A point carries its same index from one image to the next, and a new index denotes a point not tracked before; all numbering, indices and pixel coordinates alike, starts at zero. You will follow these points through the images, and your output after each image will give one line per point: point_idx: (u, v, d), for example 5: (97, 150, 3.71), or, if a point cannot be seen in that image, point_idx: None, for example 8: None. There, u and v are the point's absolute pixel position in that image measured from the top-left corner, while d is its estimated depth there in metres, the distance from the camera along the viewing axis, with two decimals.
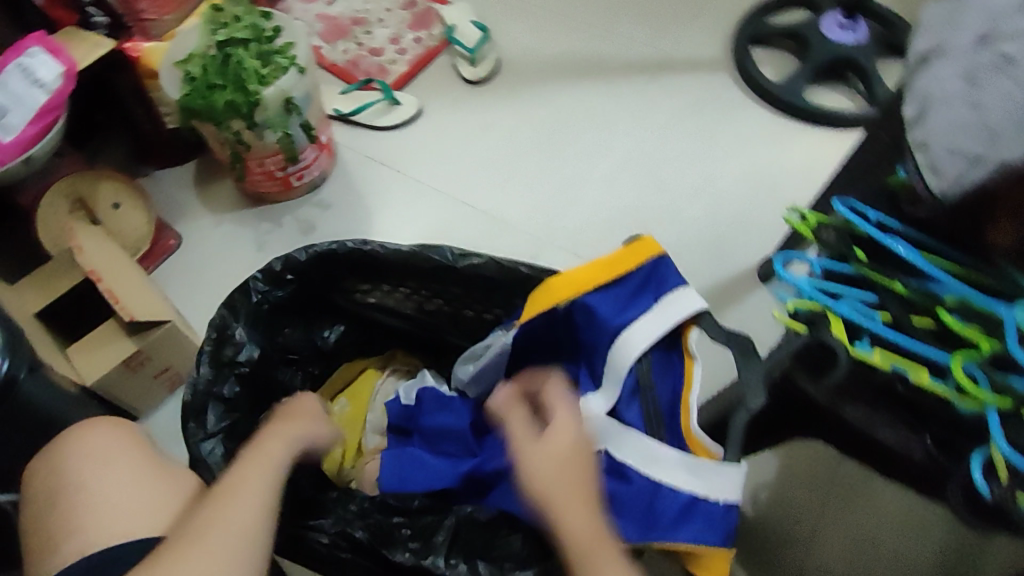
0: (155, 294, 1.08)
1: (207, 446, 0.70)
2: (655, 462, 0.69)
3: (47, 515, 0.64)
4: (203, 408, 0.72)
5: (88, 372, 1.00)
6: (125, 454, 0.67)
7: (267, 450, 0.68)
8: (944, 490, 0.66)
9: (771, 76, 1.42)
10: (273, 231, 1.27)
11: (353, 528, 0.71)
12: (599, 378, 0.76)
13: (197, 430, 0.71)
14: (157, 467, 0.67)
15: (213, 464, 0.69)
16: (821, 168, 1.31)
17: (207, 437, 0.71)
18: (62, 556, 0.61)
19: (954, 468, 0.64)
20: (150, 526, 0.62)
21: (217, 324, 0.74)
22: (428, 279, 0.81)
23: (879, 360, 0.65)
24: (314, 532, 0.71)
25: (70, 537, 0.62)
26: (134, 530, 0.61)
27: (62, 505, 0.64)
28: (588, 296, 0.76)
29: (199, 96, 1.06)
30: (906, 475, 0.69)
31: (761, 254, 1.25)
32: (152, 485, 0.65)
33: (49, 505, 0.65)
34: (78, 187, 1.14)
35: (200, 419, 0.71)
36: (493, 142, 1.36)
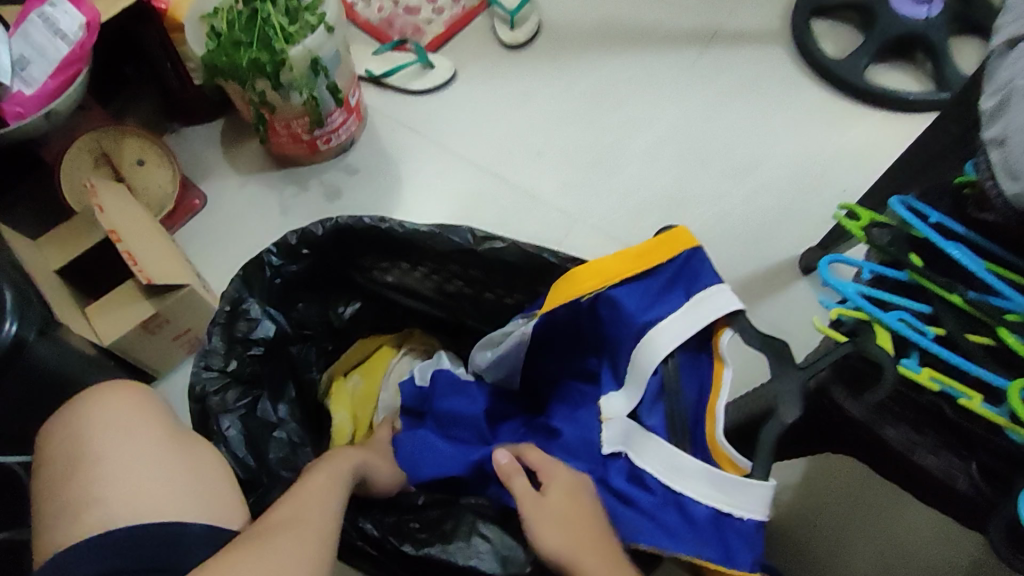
0: (175, 257, 1.07)
1: (226, 423, 0.67)
2: (674, 470, 0.65)
3: (63, 487, 0.60)
4: (223, 385, 0.69)
5: (106, 332, 0.99)
6: (147, 426, 0.64)
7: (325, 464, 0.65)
8: (987, 525, 0.59)
9: (832, 52, 1.32)
10: (298, 195, 1.24)
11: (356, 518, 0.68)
12: (621, 378, 0.71)
13: (217, 405, 0.68)
14: (180, 439, 0.63)
15: (233, 442, 0.67)
16: (879, 154, 1.22)
17: (227, 414, 0.68)
18: (82, 528, 0.57)
19: (1002, 502, 0.57)
20: (174, 497, 0.58)
21: (231, 297, 0.71)
22: (448, 261, 0.77)
23: (925, 378, 0.58)
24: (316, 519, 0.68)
25: (89, 510, 0.58)
26: (160, 502, 0.57)
27: (78, 477, 0.60)
28: (615, 289, 0.70)
29: (224, 53, 1.02)
30: (946, 504, 0.63)
31: (808, 243, 1.17)
32: (175, 461, 0.61)
33: (65, 474, 0.61)
34: (101, 143, 1.13)
35: (222, 395, 0.68)
36: (529, 111, 1.30)
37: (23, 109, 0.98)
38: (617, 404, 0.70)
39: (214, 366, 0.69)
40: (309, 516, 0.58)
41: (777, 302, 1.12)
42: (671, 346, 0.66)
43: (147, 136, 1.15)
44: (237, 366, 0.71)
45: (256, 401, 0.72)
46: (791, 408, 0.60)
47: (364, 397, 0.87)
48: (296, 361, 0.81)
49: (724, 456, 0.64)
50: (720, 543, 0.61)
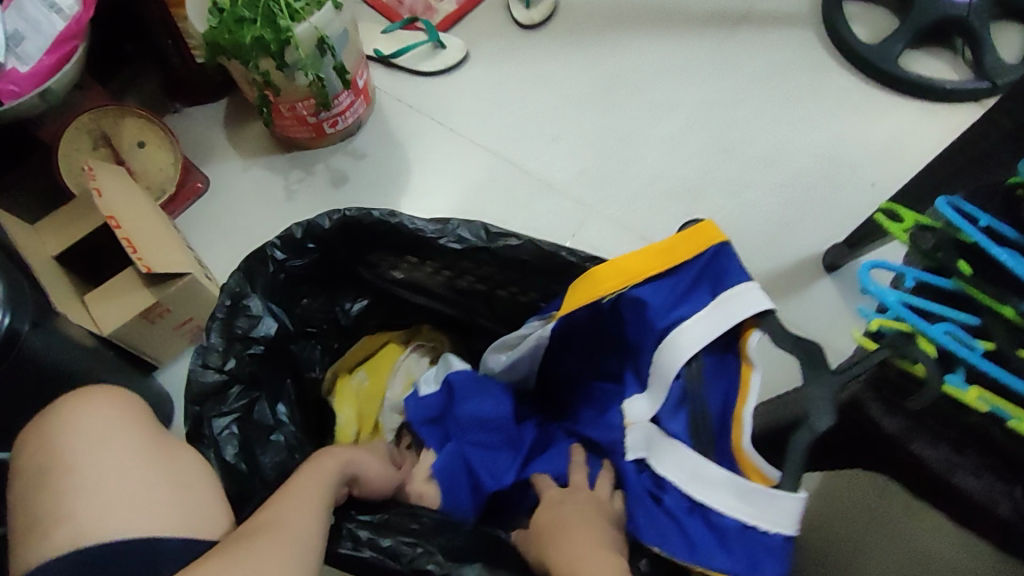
0: (176, 244, 1.03)
1: (219, 424, 0.65)
2: (695, 477, 0.59)
3: (35, 497, 0.57)
4: (222, 385, 0.66)
5: (104, 322, 0.96)
6: (131, 434, 0.60)
7: (321, 462, 0.64)
8: None
9: (863, 38, 1.26)
10: (303, 179, 1.19)
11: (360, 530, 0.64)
12: (645, 380, 0.66)
13: (214, 405, 0.66)
14: (160, 449, 0.60)
15: (223, 444, 0.64)
16: (911, 145, 1.17)
17: (224, 415, 0.65)
18: (51, 546, 0.54)
19: None
20: (155, 519, 0.55)
21: (232, 291, 0.68)
22: (460, 258, 0.73)
23: (974, 398, 0.51)
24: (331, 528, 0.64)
25: (61, 525, 0.55)
26: (138, 523, 0.55)
27: (56, 484, 0.57)
28: (637, 288, 0.65)
29: (227, 31, 0.98)
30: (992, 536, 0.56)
31: (833, 239, 1.12)
32: (157, 474, 0.58)
33: (41, 482, 0.58)
34: (100, 124, 1.09)
35: (218, 396, 0.66)
36: (545, 95, 1.25)
37: (19, 87, 0.94)
38: (641, 407, 0.64)
39: (212, 365, 0.66)
40: (298, 517, 0.56)
41: (800, 300, 1.08)
42: (695, 347, 0.62)
43: (148, 116, 1.11)
44: (235, 364, 0.67)
45: (255, 401, 0.69)
46: (823, 415, 0.55)
47: (369, 394, 0.83)
48: (300, 362, 0.78)
49: (750, 465, 0.59)
50: (744, 556, 0.55)
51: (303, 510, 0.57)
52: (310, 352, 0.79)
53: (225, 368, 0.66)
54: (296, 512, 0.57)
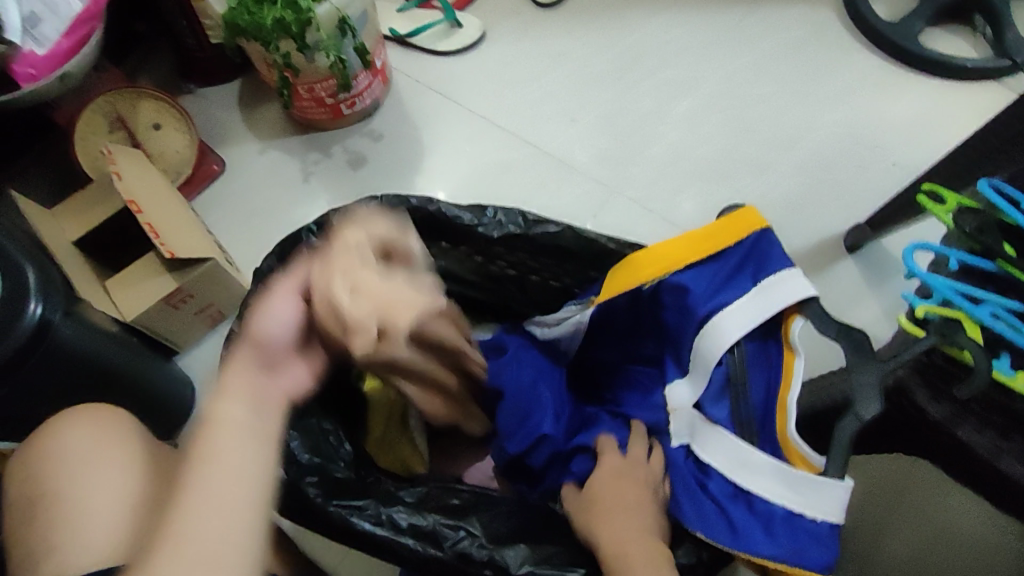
0: (196, 226, 1.02)
1: None
2: (740, 464, 0.59)
3: (26, 527, 0.62)
4: None
5: (128, 308, 0.95)
6: (113, 456, 0.64)
7: (228, 400, 0.50)
8: None
9: (884, 15, 1.25)
10: (321, 161, 1.18)
11: (398, 514, 0.64)
12: (685, 366, 0.67)
13: None
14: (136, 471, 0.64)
15: None
16: (931, 124, 1.17)
17: None
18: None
19: None
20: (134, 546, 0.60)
21: (263, 276, 0.70)
22: (496, 245, 0.74)
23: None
24: (355, 513, 0.63)
25: (49, 555, 0.59)
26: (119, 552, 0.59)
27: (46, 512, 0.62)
28: (678, 274, 0.66)
29: (246, 11, 0.97)
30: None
31: (855, 219, 1.12)
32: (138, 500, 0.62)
33: (35, 510, 0.62)
34: (117, 107, 1.08)
35: None
36: (563, 74, 1.23)
37: (37, 70, 0.93)
38: (683, 394, 0.66)
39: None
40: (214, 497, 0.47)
41: (822, 280, 1.09)
42: (738, 334, 0.62)
43: (165, 98, 1.10)
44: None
45: None
46: (869, 402, 0.57)
47: None
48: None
49: (795, 452, 0.59)
50: (791, 541, 0.56)
51: (223, 489, 0.47)
52: None
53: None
54: (215, 488, 0.47)
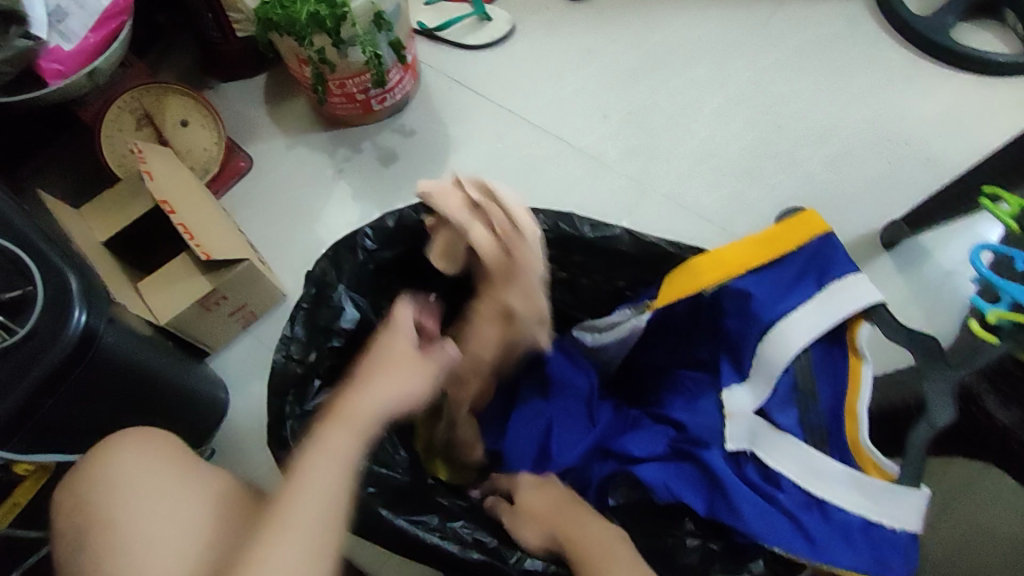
0: (227, 227, 1.00)
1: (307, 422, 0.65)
2: (812, 473, 0.60)
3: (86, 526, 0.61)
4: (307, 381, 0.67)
5: (162, 310, 0.94)
6: (168, 478, 0.63)
7: (326, 453, 0.56)
8: None
9: (915, 9, 1.24)
10: (350, 158, 1.17)
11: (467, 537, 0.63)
12: (746, 371, 0.66)
13: (298, 395, 0.67)
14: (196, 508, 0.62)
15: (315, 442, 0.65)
16: (965, 119, 1.16)
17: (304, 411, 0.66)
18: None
19: None
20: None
21: (316, 280, 0.69)
22: (551, 248, 0.73)
23: None
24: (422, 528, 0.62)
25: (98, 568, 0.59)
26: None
27: (96, 538, 0.60)
28: (739, 280, 0.66)
29: (279, 6, 0.95)
30: None
31: (889, 215, 1.12)
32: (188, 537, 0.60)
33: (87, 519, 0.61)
34: (143, 103, 1.06)
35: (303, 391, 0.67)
36: (593, 69, 1.22)
37: (64, 66, 0.91)
38: (742, 399, 0.65)
39: (295, 356, 0.67)
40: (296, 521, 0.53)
41: None
42: (805, 341, 0.62)
43: (191, 95, 1.08)
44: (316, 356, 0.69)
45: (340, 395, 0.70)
46: (943, 410, 0.57)
47: None
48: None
49: (869, 461, 0.60)
50: (870, 550, 0.56)
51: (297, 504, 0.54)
52: None
53: (307, 360, 0.68)
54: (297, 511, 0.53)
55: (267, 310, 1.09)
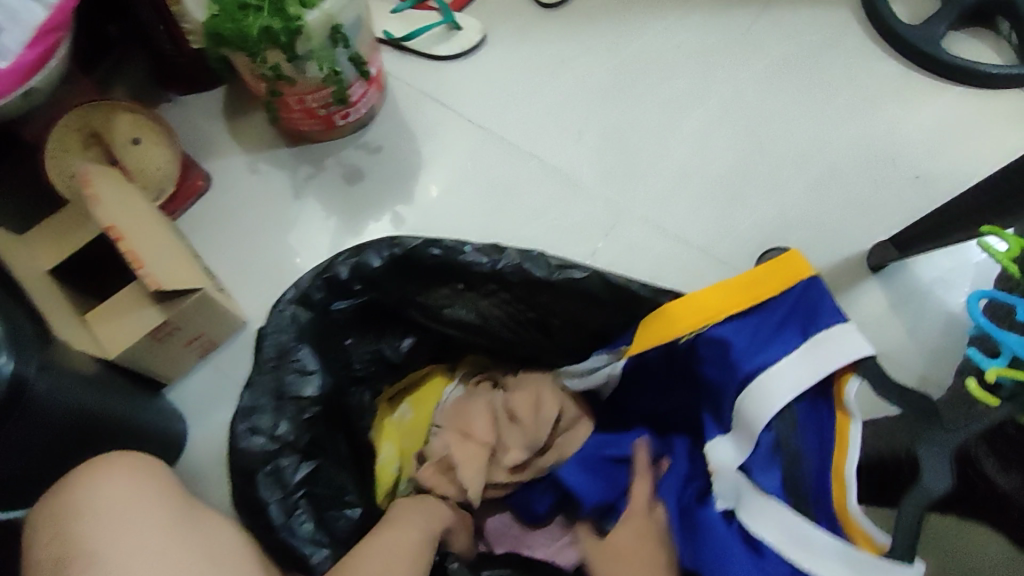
0: (182, 254, 0.94)
1: (281, 507, 0.60)
2: (800, 541, 0.55)
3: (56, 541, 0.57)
4: (276, 461, 0.61)
5: (111, 344, 0.87)
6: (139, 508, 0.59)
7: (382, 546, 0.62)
8: None
9: (904, 17, 1.19)
10: (315, 176, 1.11)
11: None
12: (728, 423, 0.62)
13: (268, 478, 0.61)
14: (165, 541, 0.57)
15: (298, 534, 0.60)
16: (953, 134, 1.12)
17: (282, 499, 0.60)
18: None
19: None
20: None
21: (276, 344, 0.62)
22: (519, 291, 0.69)
23: None
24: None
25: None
26: None
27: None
28: (717, 329, 0.61)
29: (230, 19, 0.89)
30: None
31: (878, 235, 1.08)
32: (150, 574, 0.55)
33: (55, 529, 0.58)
34: (90, 120, 0.99)
35: (275, 473, 0.61)
36: (569, 82, 1.17)
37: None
38: (726, 454, 0.61)
39: (263, 432, 0.61)
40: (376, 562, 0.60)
41: (844, 302, 1.05)
42: (787, 397, 0.57)
43: (143, 111, 1.01)
44: (288, 429, 0.62)
45: (317, 469, 0.64)
46: (938, 478, 0.52)
47: (413, 428, 0.80)
48: (351, 411, 0.72)
49: (857, 528, 0.56)
50: None
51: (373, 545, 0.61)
52: (359, 398, 0.73)
53: (277, 434, 0.61)
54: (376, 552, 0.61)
55: (229, 339, 1.03)
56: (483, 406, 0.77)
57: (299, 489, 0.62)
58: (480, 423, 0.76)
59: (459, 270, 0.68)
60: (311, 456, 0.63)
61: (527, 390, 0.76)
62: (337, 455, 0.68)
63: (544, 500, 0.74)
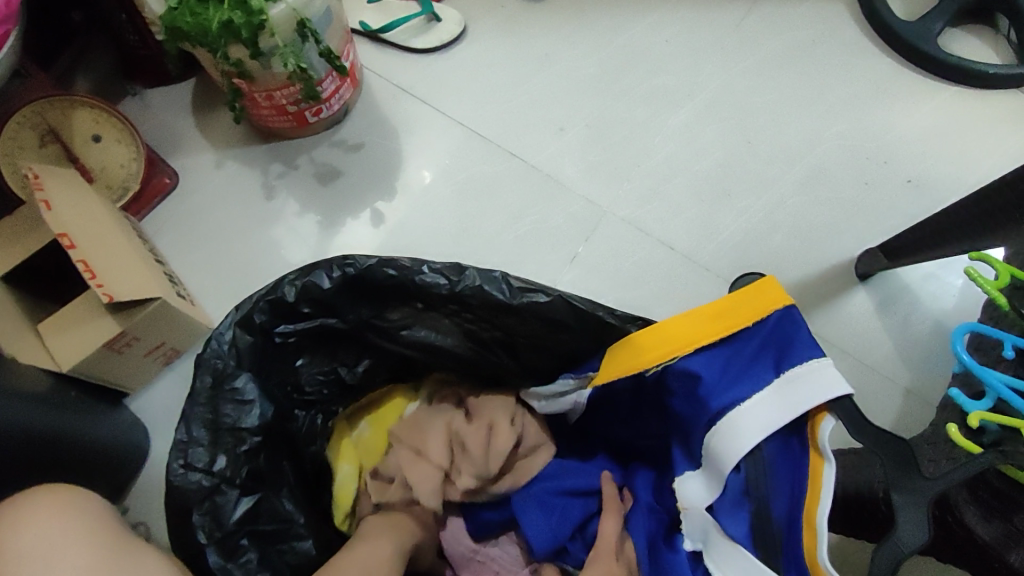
0: (142, 260, 0.90)
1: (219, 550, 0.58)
2: None
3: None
4: (212, 496, 0.59)
5: (65, 357, 0.84)
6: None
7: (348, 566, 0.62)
8: None
9: (902, 13, 1.14)
10: (285, 175, 1.07)
11: None
12: (697, 459, 0.61)
13: (207, 515, 0.59)
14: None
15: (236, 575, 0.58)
16: (950, 137, 1.08)
17: (219, 541, 0.58)
18: None
19: None
20: None
21: (213, 369, 0.60)
22: (481, 315, 0.66)
23: None
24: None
25: None
26: None
27: None
28: (686, 361, 0.59)
29: (189, 12, 0.84)
30: None
31: (868, 243, 1.04)
32: None
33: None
34: (46, 117, 0.94)
35: (212, 512, 0.59)
36: (551, 78, 1.12)
37: None
38: (695, 492, 0.60)
39: (198, 465, 0.59)
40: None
41: (831, 313, 1.02)
42: (757, 438, 0.55)
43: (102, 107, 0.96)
44: (225, 463, 0.60)
45: (260, 502, 0.62)
46: (911, 534, 0.51)
47: (373, 449, 0.77)
48: (297, 438, 0.70)
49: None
50: None
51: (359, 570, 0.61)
52: (310, 422, 0.72)
53: (213, 468, 0.60)
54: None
55: (193, 346, 1.00)
56: (441, 428, 0.73)
57: (242, 528, 0.60)
58: (435, 444, 0.72)
59: (416, 291, 0.64)
60: (252, 489, 0.62)
61: (486, 416, 0.72)
62: (282, 485, 0.66)
63: (496, 514, 0.72)
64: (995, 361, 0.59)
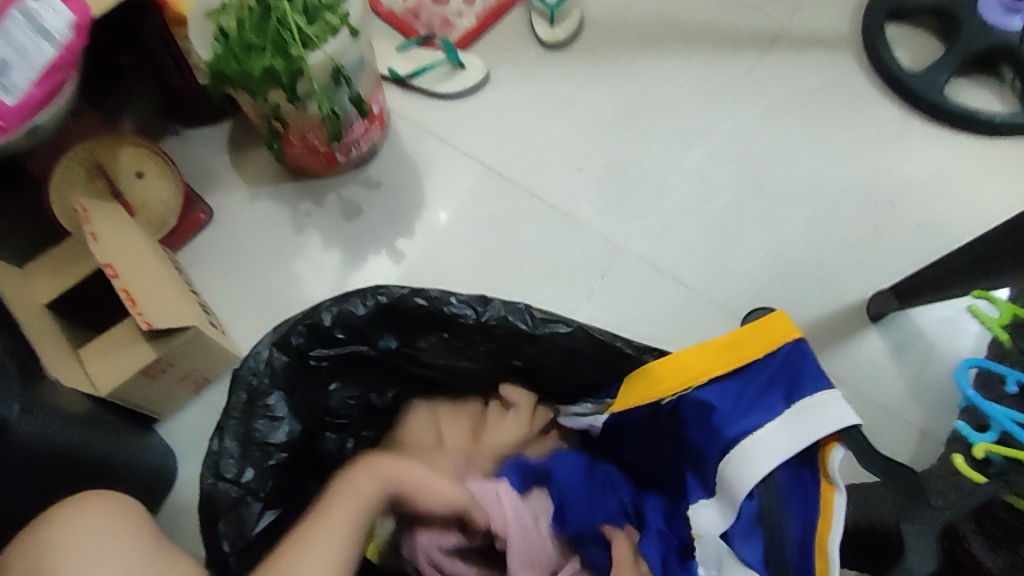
0: (178, 289, 0.94)
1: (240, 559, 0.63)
2: None
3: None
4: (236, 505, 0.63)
5: (103, 381, 0.89)
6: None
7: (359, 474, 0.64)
8: None
9: (908, 62, 1.19)
10: (314, 211, 1.12)
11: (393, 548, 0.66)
12: (712, 488, 0.63)
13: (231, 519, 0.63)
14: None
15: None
16: (956, 183, 1.11)
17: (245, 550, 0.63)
18: None
19: None
20: None
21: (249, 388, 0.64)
22: (504, 344, 0.70)
23: None
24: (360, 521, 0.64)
25: None
26: None
27: None
28: (700, 391, 0.63)
29: (233, 59, 0.90)
30: None
31: (877, 284, 1.07)
32: None
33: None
34: (95, 154, 0.99)
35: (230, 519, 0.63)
36: (568, 122, 1.17)
37: (5, 122, 0.86)
38: (709, 520, 0.62)
39: (227, 476, 0.63)
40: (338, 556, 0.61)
41: (843, 352, 1.04)
42: (768, 467, 0.58)
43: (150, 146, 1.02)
44: (252, 476, 0.64)
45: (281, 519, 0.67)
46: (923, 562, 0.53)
47: None
48: (320, 457, 0.73)
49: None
50: None
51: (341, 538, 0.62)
52: (338, 445, 0.74)
53: (241, 480, 0.63)
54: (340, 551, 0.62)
55: (223, 374, 1.03)
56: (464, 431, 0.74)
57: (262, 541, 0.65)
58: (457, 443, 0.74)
59: (445, 321, 0.68)
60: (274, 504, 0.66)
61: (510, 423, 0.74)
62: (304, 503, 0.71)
63: None
64: (998, 395, 0.62)
